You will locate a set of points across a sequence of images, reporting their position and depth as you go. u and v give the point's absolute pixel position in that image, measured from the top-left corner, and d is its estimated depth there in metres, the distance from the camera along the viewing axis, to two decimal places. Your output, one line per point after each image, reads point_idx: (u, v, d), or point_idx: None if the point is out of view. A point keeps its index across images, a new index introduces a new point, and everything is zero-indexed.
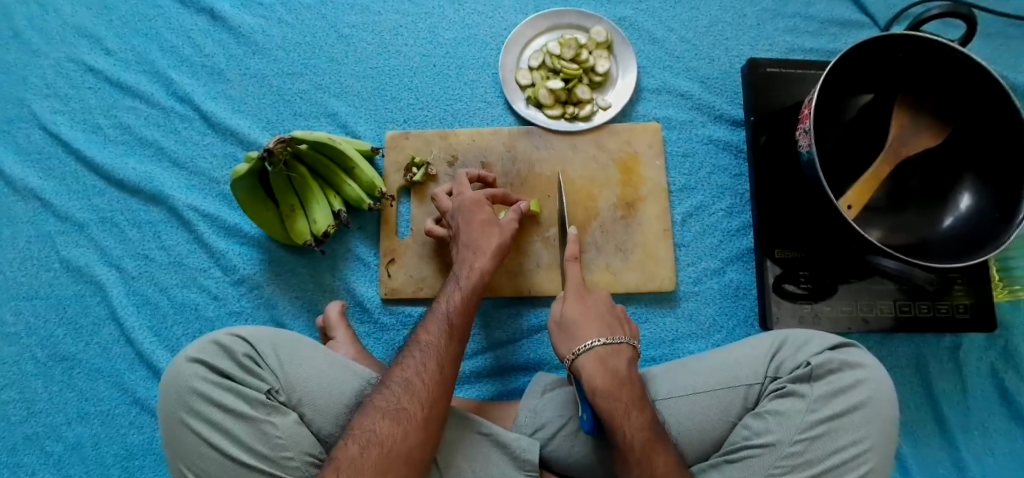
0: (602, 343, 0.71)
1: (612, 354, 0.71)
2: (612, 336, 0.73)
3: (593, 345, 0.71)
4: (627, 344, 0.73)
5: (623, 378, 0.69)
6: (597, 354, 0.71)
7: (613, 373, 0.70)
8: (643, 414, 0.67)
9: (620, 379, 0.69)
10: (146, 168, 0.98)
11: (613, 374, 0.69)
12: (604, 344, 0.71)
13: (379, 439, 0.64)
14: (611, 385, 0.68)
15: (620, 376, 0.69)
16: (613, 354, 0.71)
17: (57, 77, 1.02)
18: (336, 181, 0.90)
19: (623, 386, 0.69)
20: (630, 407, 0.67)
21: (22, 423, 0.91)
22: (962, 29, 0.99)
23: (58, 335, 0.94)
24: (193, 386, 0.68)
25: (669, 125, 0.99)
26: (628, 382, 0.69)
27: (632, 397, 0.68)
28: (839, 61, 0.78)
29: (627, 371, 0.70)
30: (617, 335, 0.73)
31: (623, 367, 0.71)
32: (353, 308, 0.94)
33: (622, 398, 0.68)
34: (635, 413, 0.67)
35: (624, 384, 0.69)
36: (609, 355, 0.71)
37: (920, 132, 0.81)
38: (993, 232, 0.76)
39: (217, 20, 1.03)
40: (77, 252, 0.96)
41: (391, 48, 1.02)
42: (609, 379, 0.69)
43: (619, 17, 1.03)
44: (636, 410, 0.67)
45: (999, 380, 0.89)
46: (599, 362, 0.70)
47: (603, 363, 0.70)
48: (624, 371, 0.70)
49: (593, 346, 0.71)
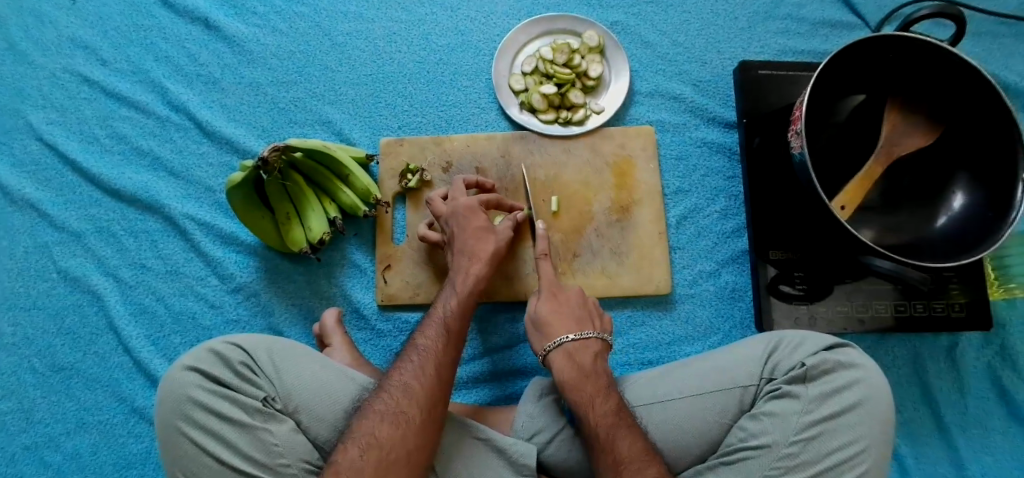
0: (570, 339, 0.74)
1: (580, 349, 0.74)
2: (582, 331, 0.75)
3: (562, 341, 0.74)
4: (596, 337, 0.75)
5: (588, 371, 0.72)
6: (565, 350, 0.74)
7: (579, 366, 0.73)
8: (608, 402, 0.69)
9: (586, 372, 0.72)
10: (142, 178, 0.99)
11: (579, 368, 0.72)
12: (572, 340, 0.74)
13: (379, 442, 0.64)
14: (576, 378, 0.72)
15: (585, 369, 0.72)
16: (581, 349, 0.74)
17: (54, 88, 1.02)
18: (332, 188, 0.91)
19: (587, 379, 0.71)
20: (595, 396, 0.69)
21: (21, 433, 0.91)
22: (952, 29, 1.00)
23: (56, 345, 0.94)
24: (188, 394, 0.68)
25: (663, 128, 0.99)
26: (594, 374, 0.72)
27: (596, 387, 0.70)
28: (829, 63, 0.78)
29: (592, 365, 0.73)
30: (586, 329, 0.76)
31: (589, 361, 0.73)
32: (349, 315, 0.94)
33: (588, 389, 0.70)
34: (600, 401, 0.69)
35: (590, 376, 0.72)
36: (577, 350, 0.74)
37: (913, 133, 0.82)
38: (986, 232, 0.76)
39: (211, 29, 1.04)
40: (74, 262, 0.96)
41: (385, 55, 1.03)
42: (575, 373, 0.72)
43: (612, 22, 1.03)
44: (601, 397, 0.69)
45: (997, 378, 0.89)
46: (567, 357, 0.73)
47: (570, 358, 0.73)
48: (590, 365, 0.73)
49: (562, 342, 0.74)
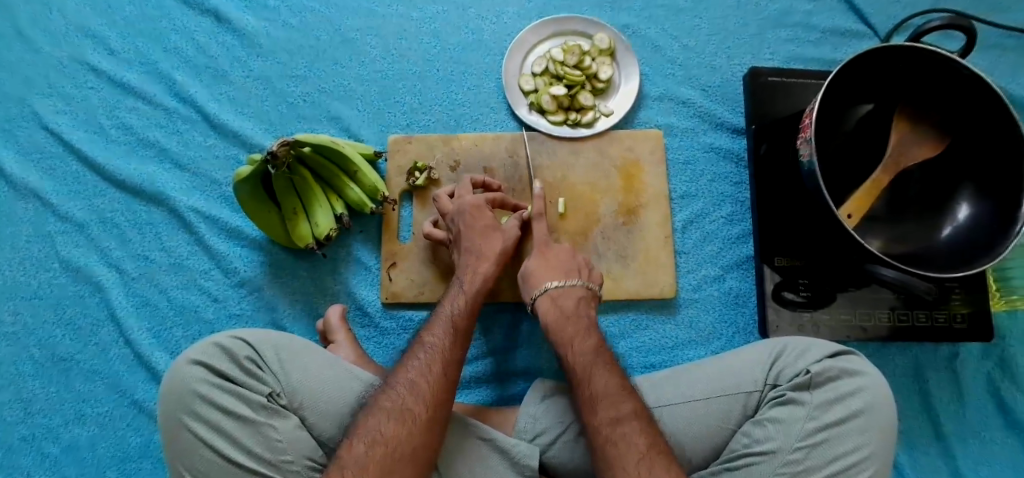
0: (555, 285, 0.80)
1: (564, 294, 0.79)
2: (568, 279, 0.81)
3: (548, 288, 0.80)
4: (582, 285, 0.80)
5: (570, 314, 0.77)
6: (549, 295, 0.79)
7: (562, 310, 0.78)
8: (588, 340, 0.74)
9: (567, 315, 0.77)
10: (147, 170, 0.98)
11: (561, 311, 0.78)
12: (557, 286, 0.80)
13: (384, 438, 0.64)
14: (558, 320, 0.77)
15: (567, 311, 0.77)
16: (564, 294, 0.79)
17: (61, 76, 1.02)
18: (339, 185, 0.91)
19: (569, 320, 0.76)
20: (575, 336, 0.75)
21: (19, 424, 0.91)
22: (962, 41, 1.01)
23: (57, 336, 0.93)
24: (193, 388, 0.68)
25: (671, 133, 0.99)
26: (575, 316, 0.77)
27: (575, 334, 0.75)
28: (840, 72, 0.78)
29: (575, 308, 0.78)
30: (572, 278, 0.81)
31: (572, 305, 0.78)
32: (353, 311, 0.94)
33: (569, 330, 0.75)
34: (579, 340, 0.74)
35: (571, 318, 0.77)
36: (561, 295, 0.79)
37: (920, 143, 0.83)
38: (990, 244, 0.77)
39: (221, 22, 1.03)
40: (77, 252, 0.96)
41: (394, 52, 1.03)
42: (557, 316, 0.77)
43: (623, 24, 1.03)
44: (580, 337, 0.74)
45: (996, 389, 0.90)
46: (551, 301, 0.79)
47: (553, 302, 0.79)
48: (572, 308, 0.78)
49: (547, 288, 0.80)
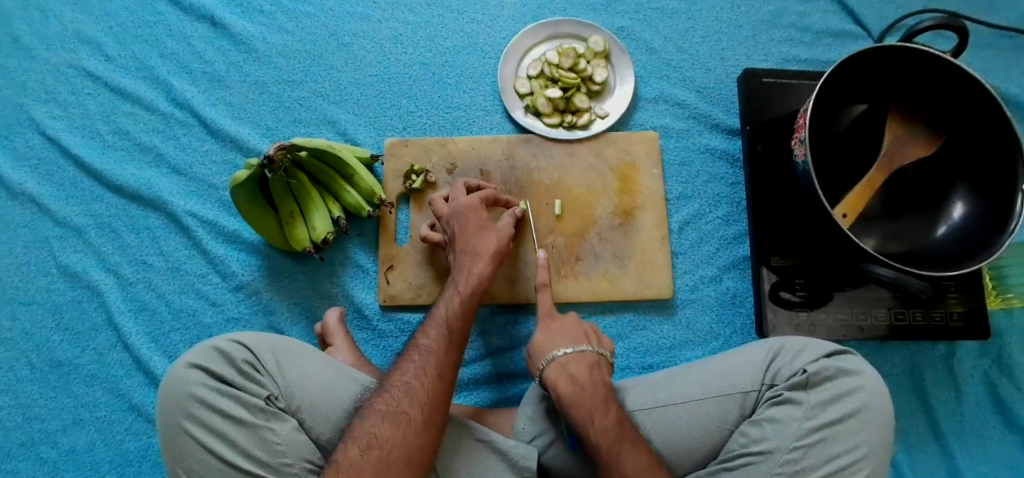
0: (564, 353, 0.74)
1: (575, 361, 0.74)
2: (576, 345, 0.75)
3: (556, 356, 0.74)
4: (591, 351, 0.75)
5: (584, 384, 0.71)
6: (559, 363, 0.73)
7: (576, 380, 0.72)
8: (607, 416, 0.69)
9: (581, 385, 0.71)
10: (145, 174, 0.98)
11: (575, 382, 0.71)
12: (566, 354, 0.74)
13: (379, 442, 0.65)
14: (573, 392, 0.70)
15: (581, 382, 0.72)
16: (575, 361, 0.74)
17: (57, 82, 1.02)
18: (336, 188, 0.91)
19: (585, 391, 0.71)
20: (593, 411, 0.69)
21: (17, 429, 0.90)
22: (954, 41, 1.01)
23: (55, 341, 0.93)
24: (192, 392, 0.68)
25: (666, 134, 1.00)
26: (591, 386, 0.71)
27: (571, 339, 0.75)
28: (834, 72, 0.79)
29: (588, 377, 0.72)
30: (581, 344, 0.76)
31: (584, 373, 0.73)
32: (351, 314, 0.94)
33: (586, 403, 0.70)
34: (598, 416, 0.69)
35: (586, 389, 0.71)
36: (572, 362, 0.73)
37: (914, 142, 0.82)
38: (985, 242, 0.77)
39: (217, 27, 1.04)
40: (75, 257, 0.96)
41: (390, 56, 1.03)
42: (570, 387, 0.71)
43: (617, 27, 1.04)
44: (599, 412, 0.69)
45: (994, 387, 0.90)
46: (561, 370, 0.73)
47: (565, 370, 0.73)
48: (586, 377, 0.72)
49: (556, 356, 0.74)
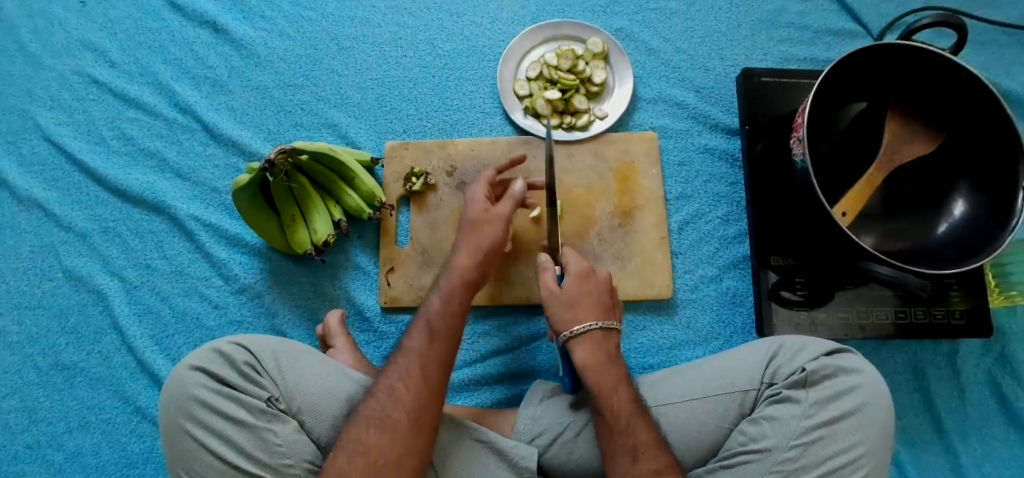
0: (597, 327, 0.73)
1: (603, 338, 0.73)
2: (609, 321, 0.74)
3: (588, 327, 0.72)
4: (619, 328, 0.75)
5: (612, 360, 0.72)
6: (591, 336, 0.72)
7: (602, 354, 0.72)
8: (627, 392, 0.70)
9: (609, 360, 0.72)
10: (148, 179, 0.99)
11: (602, 355, 0.72)
12: (598, 327, 0.73)
13: (366, 449, 0.65)
14: (599, 364, 0.71)
15: (608, 358, 0.72)
16: (605, 339, 0.73)
17: (62, 89, 1.03)
18: (337, 191, 0.91)
19: (610, 367, 0.71)
20: (619, 384, 0.70)
21: (23, 432, 0.91)
22: (954, 38, 1.01)
23: (61, 345, 0.94)
24: (193, 393, 0.68)
25: (666, 134, 1.00)
26: (614, 363, 0.72)
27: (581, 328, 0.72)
28: (832, 70, 0.78)
29: (614, 354, 0.73)
30: (612, 319, 0.75)
31: (612, 351, 0.73)
32: (352, 316, 0.95)
33: (611, 378, 0.70)
34: (622, 389, 0.70)
35: (614, 364, 0.72)
36: (600, 339, 0.73)
37: (915, 141, 0.82)
38: (987, 239, 0.77)
39: (220, 33, 1.05)
40: (80, 262, 0.97)
41: (391, 59, 1.04)
42: (597, 360, 0.71)
43: (616, 28, 1.04)
44: (622, 387, 0.70)
45: (998, 385, 0.89)
46: (588, 344, 0.72)
47: (594, 344, 0.72)
48: (612, 353, 0.73)
49: (587, 329, 0.72)
